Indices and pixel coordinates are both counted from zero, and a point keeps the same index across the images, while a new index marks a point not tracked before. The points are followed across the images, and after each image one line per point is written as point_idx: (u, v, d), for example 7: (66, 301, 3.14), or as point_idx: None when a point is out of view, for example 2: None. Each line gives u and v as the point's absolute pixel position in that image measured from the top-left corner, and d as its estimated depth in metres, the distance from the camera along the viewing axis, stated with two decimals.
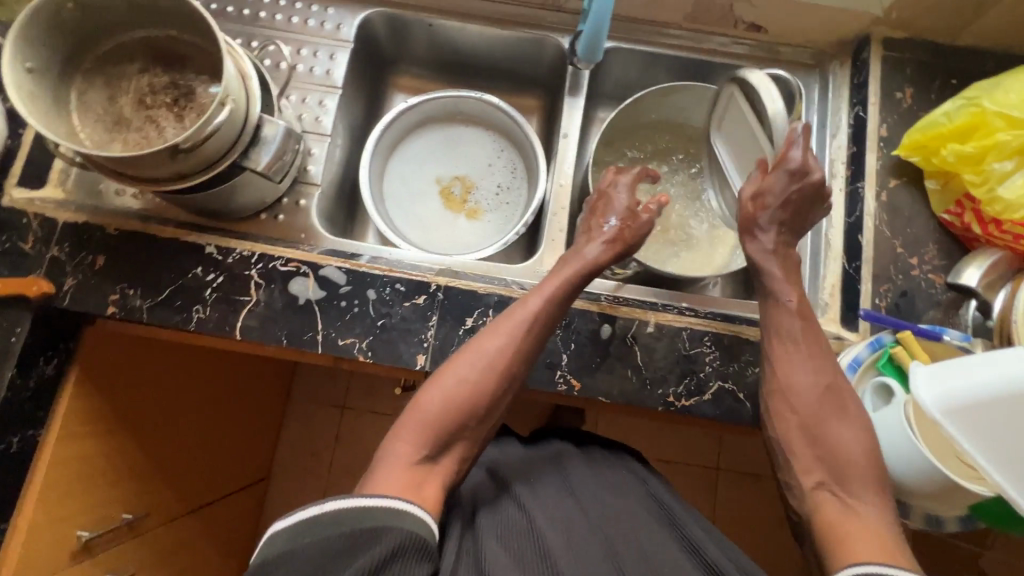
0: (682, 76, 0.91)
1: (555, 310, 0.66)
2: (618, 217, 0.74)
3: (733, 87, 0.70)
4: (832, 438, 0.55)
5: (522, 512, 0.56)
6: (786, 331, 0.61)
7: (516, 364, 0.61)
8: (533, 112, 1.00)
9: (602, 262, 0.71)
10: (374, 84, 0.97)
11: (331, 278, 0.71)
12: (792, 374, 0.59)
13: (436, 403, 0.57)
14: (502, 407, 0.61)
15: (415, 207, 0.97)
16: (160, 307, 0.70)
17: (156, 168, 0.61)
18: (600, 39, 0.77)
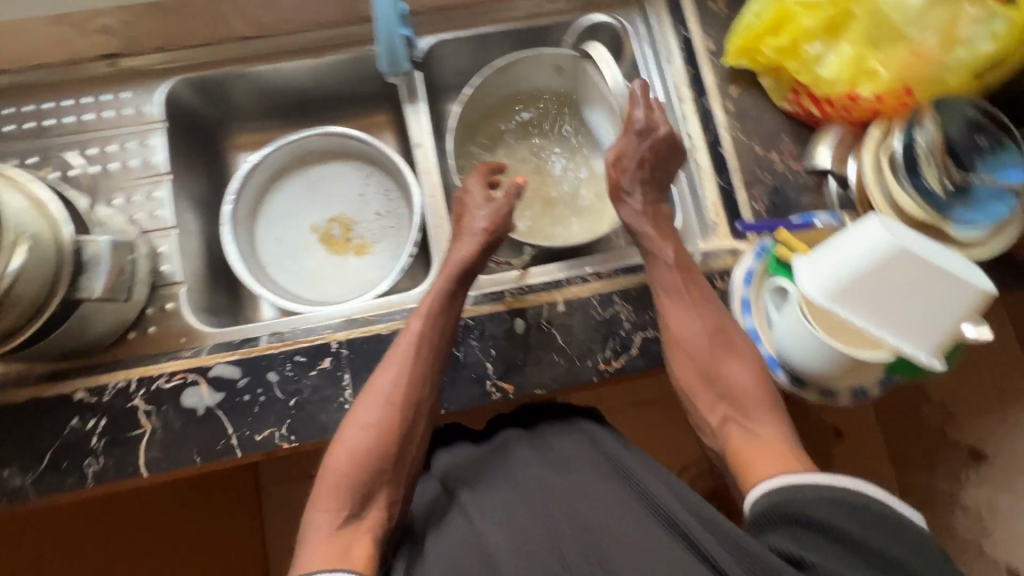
0: (516, 46, 0.89)
1: (440, 322, 0.67)
2: (485, 215, 0.74)
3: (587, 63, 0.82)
4: (728, 377, 0.61)
5: (468, 519, 0.55)
6: (673, 284, 0.65)
7: (414, 392, 0.63)
8: (386, 127, 0.96)
9: (477, 261, 0.71)
10: (209, 154, 0.90)
11: (225, 376, 0.67)
12: (687, 326, 0.63)
13: (343, 460, 0.59)
14: (420, 436, 0.63)
15: (300, 264, 0.92)
16: (46, 476, 0.63)
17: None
18: (400, 54, 0.77)
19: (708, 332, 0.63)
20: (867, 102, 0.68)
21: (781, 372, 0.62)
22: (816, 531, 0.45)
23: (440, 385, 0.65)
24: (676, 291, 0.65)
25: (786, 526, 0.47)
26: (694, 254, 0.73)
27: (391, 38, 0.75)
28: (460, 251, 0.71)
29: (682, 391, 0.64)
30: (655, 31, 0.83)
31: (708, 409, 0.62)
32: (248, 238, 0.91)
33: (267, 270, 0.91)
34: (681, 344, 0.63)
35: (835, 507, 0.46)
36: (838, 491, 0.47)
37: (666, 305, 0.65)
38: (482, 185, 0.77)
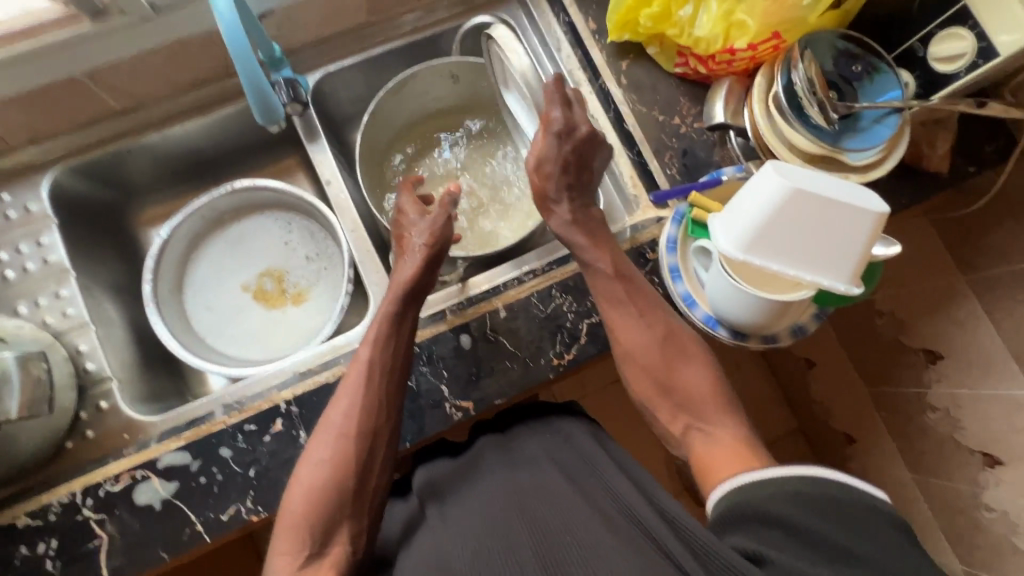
0: (408, 63, 0.88)
1: (389, 346, 0.65)
2: (423, 233, 0.72)
3: (487, 43, 0.77)
4: (682, 381, 0.62)
5: (440, 526, 0.57)
6: (616, 296, 0.65)
7: (368, 420, 0.61)
8: (297, 169, 0.94)
9: (422, 280, 0.70)
10: (118, 237, 0.86)
11: (175, 463, 0.64)
12: (634, 338, 0.63)
13: (300, 500, 0.58)
14: (380, 463, 0.62)
15: (238, 328, 0.89)
16: None
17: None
18: (272, 100, 0.64)
19: (655, 340, 0.63)
20: (744, 53, 0.69)
21: (721, 329, 0.63)
22: (776, 528, 0.44)
23: (400, 408, 0.64)
24: (621, 304, 0.64)
25: (748, 525, 0.46)
26: (622, 231, 0.74)
27: (257, 84, 0.61)
28: (403, 270, 0.70)
29: (642, 403, 0.64)
30: (539, 22, 0.84)
31: (663, 412, 0.62)
32: (179, 312, 0.87)
33: (206, 340, 0.88)
34: (632, 355, 0.63)
35: (796, 501, 0.45)
36: (799, 483, 0.47)
37: (611, 317, 0.64)
38: (415, 204, 0.76)
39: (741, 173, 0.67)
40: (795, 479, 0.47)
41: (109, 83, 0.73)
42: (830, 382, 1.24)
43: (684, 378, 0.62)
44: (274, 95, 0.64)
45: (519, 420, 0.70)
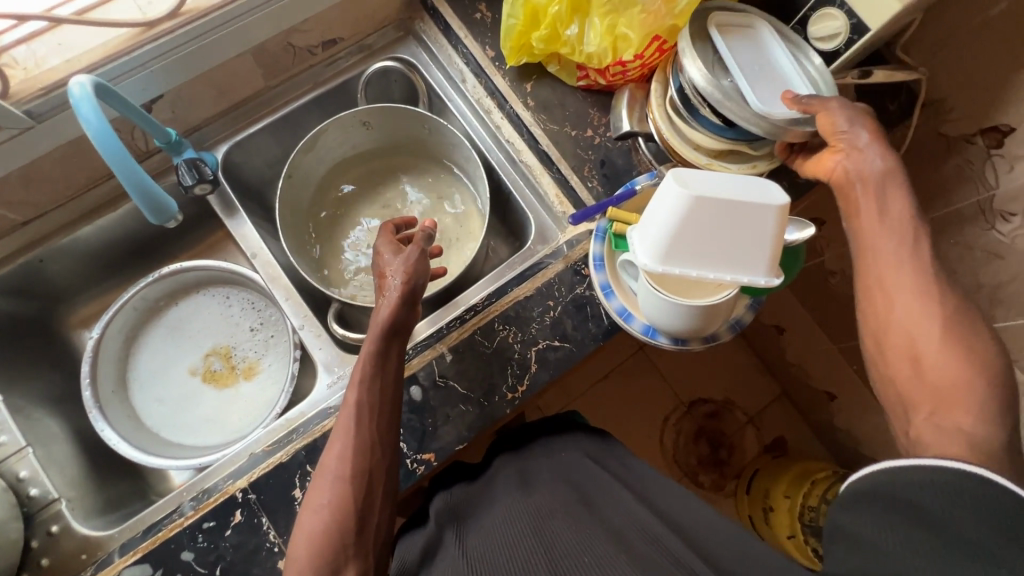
0: (318, 118, 0.87)
1: (376, 386, 0.61)
2: (399, 271, 0.65)
3: (716, 22, 0.64)
4: (941, 364, 0.47)
5: (458, 551, 0.58)
6: (901, 251, 0.52)
7: (362, 458, 0.58)
8: (226, 241, 0.92)
9: (403, 323, 0.65)
10: (48, 348, 0.83)
11: None
12: (898, 313, 0.50)
13: (304, 547, 0.54)
14: (379, 502, 0.59)
15: (192, 414, 0.86)
16: None
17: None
18: (162, 198, 0.61)
19: (948, 318, 0.48)
20: (633, 64, 0.71)
21: (662, 337, 0.63)
22: (895, 511, 0.40)
23: (395, 444, 0.62)
24: (909, 255, 0.51)
25: (864, 504, 0.42)
26: (557, 250, 0.75)
27: (144, 185, 0.58)
28: (380, 309, 0.64)
29: (883, 381, 0.51)
30: (440, 56, 0.84)
31: (916, 405, 0.47)
32: (126, 412, 0.84)
33: (161, 435, 0.85)
34: (894, 329, 0.50)
35: (936, 493, 0.39)
36: (955, 477, 0.40)
37: (880, 270, 0.52)
38: (391, 243, 0.71)
39: (654, 180, 0.69)
40: (950, 471, 0.40)
41: (3, 197, 0.70)
42: (800, 347, 1.26)
43: (957, 361, 0.46)
44: (165, 192, 0.61)
45: (531, 440, 0.76)
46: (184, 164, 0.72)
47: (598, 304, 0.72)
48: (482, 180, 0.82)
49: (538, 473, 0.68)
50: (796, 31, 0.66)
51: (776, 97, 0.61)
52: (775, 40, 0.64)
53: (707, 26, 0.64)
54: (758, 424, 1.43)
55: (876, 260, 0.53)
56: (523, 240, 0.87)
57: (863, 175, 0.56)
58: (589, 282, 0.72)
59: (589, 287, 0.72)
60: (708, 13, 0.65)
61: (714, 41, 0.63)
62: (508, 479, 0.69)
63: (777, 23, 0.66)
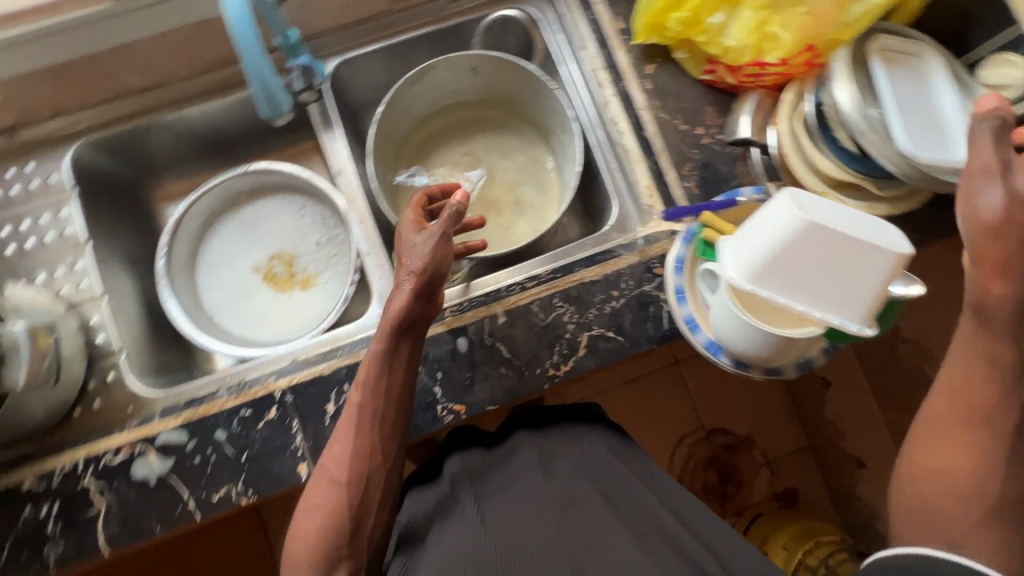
0: (428, 54, 0.86)
1: (380, 392, 0.61)
2: (421, 257, 0.62)
3: (878, 46, 0.61)
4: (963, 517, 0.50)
5: (476, 517, 0.61)
6: (977, 392, 0.52)
7: (360, 466, 0.60)
8: (314, 153, 0.94)
9: (417, 318, 0.62)
10: (135, 212, 0.88)
11: (172, 441, 0.66)
12: (940, 464, 0.52)
13: (301, 544, 0.59)
14: (377, 504, 0.61)
15: (247, 307, 0.90)
16: (8, 569, 0.63)
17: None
18: (280, 95, 0.64)
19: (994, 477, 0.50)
20: (774, 68, 0.67)
21: (724, 357, 0.60)
22: None
23: (396, 451, 0.62)
24: (985, 417, 0.51)
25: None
26: (633, 242, 0.73)
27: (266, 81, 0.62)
28: (393, 299, 0.62)
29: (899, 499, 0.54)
30: (566, 17, 0.82)
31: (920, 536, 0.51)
32: (190, 289, 0.89)
33: (214, 318, 0.89)
34: (941, 466, 0.52)
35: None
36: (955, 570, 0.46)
37: (949, 406, 0.53)
38: (415, 220, 0.67)
39: (759, 195, 0.65)
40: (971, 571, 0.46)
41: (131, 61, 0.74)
42: (843, 407, 1.20)
43: (975, 518, 0.49)
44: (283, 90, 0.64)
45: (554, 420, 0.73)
46: (297, 69, 0.73)
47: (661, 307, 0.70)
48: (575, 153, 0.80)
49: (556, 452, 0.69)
50: (966, 72, 0.62)
51: (929, 135, 0.57)
52: (942, 78, 0.60)
53: (868, 48, 0.61)
54: (774, 470, 1.38)
55: (953, 393, 0.53)
56: (599, 223, 0.85)
57: (978, 305, 0.52)
58: (659, 282, 0.70)
59: (657, 287, 0.70)
60: (872, 36, 0.62)
61: (871, 64, 0.60)
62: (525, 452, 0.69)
63: (951, 60, 0.61)
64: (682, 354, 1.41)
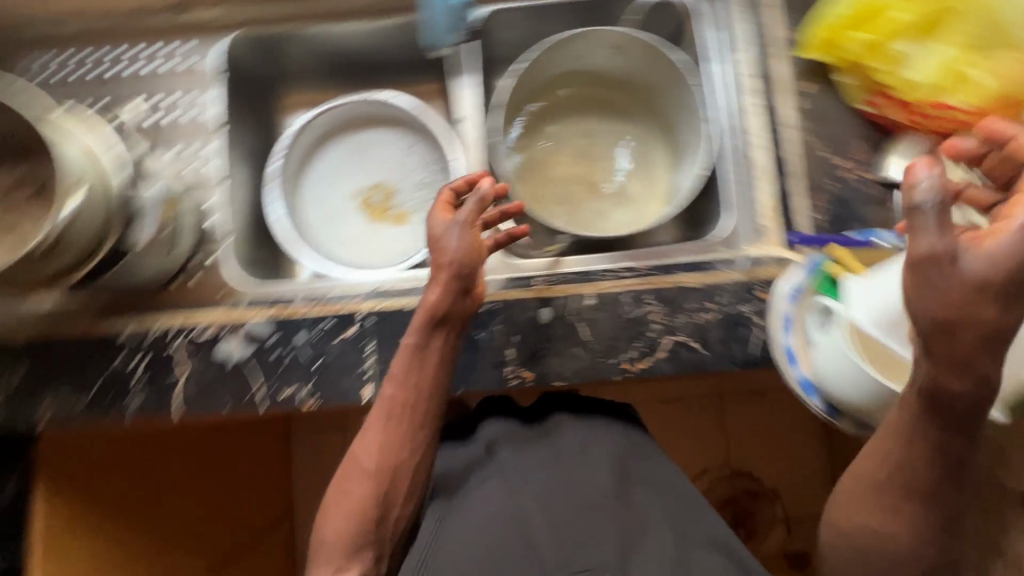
0: (574, 23, 0.85)
1: (415, 384, 0.62)
2: (461, 253, 0.63)
3: None
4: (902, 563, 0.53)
5: (509, 482, 0.65)
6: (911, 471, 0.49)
7: (389, 457, 0.61)
8: (435, 96, 0.95)
9: (451, 314, 0.63)
10: (263, 112, 0.92)
11: (257, 332, 0.69)
12: (864, 517, 0.53)
13: (330, 530, 0.60)
14: (403, 498, 0.62)
15: (340, 228, 0.93)
16: (93, 405, 0.68)
17: (55, 257, 0.59)
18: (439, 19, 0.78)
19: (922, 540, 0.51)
20: (959, 112, 0.65)
21: (816, 398, 0.60)
22: None
23: (428, 445, 0.63)
24: (924, 489, 0.50)
25: None
26: (738, 259, 0.70)
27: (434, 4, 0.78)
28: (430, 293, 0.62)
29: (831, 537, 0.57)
30: (727, 12, 0.78)
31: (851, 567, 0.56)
32: (293, 198, 0.92)
33: (307, 230, 0.92)
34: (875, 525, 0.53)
35: None
36: None
37: (883, 476, 0.51)
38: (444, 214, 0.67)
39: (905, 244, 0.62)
40: None
41: None
42: None
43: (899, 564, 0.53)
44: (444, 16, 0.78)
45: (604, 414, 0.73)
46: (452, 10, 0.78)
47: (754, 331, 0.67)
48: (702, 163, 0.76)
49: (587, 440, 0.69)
50: None
51: None
52: None
53: None
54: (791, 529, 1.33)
55: (893, 469, 0.50)
56: (700, 233, 0.82)
57: (927, 393, 0.46)
58: (758, 307, 0.68)
59: (755, 310, 0.68)
60: None
61: None
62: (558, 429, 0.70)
63: None
64: (727, 388, 1.37)
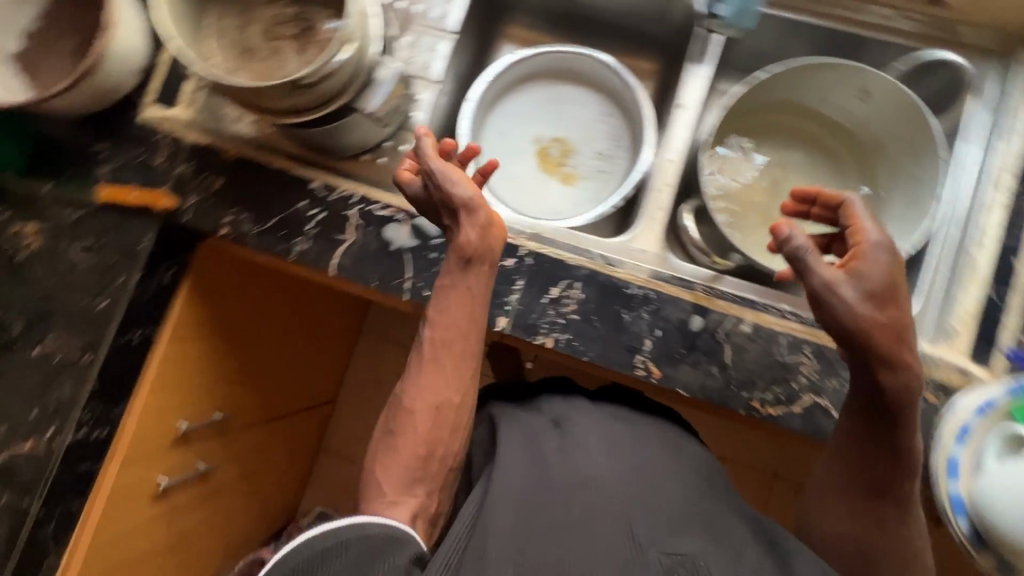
0: (826, 53, 0.82)
1: (457, 319, 0.63)
2: (467, 192, 0.63)
3: None
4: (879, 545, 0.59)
5: (576, 442, 0.64)
6: (863, 449, 0.59)
7: (433, 392, 0.62)
8: (648, 76, 0.94)
9: (484, 253, 0.64)
10: (487, 33, 0.94)
11: (425, 230, 0.72)
12: (841, 521, 0.61)
13: (387, 463, 0.61)
14: (450, 436, 0.62)
15: (510, 166, 0.94)
16: (265, 234, 0.74)
17: (277, 99, 0.64)
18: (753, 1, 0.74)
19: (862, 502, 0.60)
20: None
21: (962, 520, 0.60)
22: None
23: (473, 384, 0.64)
24: (872, 487, 0.59)
25: None
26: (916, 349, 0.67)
27: None
28: (466, 233, 0.63)
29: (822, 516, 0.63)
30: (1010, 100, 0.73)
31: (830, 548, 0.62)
32: (480, 122, 0.94)
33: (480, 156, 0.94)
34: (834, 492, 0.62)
35: None
36: None
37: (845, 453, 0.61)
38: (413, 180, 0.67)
39: None
40: None
41: None
42: None
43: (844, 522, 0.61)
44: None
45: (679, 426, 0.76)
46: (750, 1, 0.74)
47: None
48: (903, 246, 0.73)
49: (642, 430, 0.69)
50: None
51: None
52: None
53: None
54: None
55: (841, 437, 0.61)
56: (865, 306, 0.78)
57: (869, 393, 0.57)
58: None
59: None
60: None
61: None
62: (613, 410, 0.72)
63: None
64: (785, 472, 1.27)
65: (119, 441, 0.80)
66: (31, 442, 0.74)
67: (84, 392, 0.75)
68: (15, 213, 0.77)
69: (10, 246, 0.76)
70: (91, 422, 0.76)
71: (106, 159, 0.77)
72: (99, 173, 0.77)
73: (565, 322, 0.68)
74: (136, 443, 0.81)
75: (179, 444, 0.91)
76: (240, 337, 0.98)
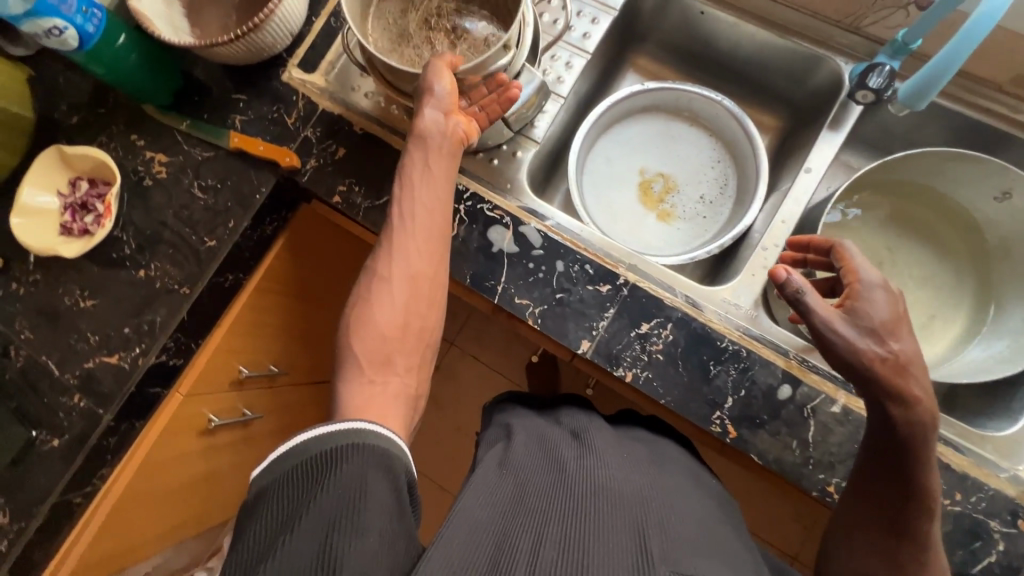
0: (966, 144, 0.79)
1: (433, 196, 0.65)
2: (439, 87, 0.63)
3: None
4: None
5: (590, 449, 0.63)
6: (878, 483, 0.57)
7: (410, 262, 0.63)
8: (768, 131, 0.92)
9: (450, 134, 0.66)
10: (616, 58, 0.94)
11: (528, 238, 0.72)
12: (854, 559, 0.58)
13: (370, 334, 0.60)
14: (429, 312, 0.63)
15: (610, 191, 0.94)
16: (375, 210, 0.76)
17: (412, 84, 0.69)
18: (932, 89, 0.69)
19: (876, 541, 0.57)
20: None
21: None
22: None
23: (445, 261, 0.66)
24: (887, 523, 0.57)
25: None
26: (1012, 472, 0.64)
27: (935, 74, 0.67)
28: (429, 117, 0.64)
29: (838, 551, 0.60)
30: None
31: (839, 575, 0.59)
32: (591, 143, 0.93)
33: (583, 175, 0.94)
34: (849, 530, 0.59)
35: None
36: None
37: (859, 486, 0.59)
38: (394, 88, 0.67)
39: None
40: None
41: None
42: None
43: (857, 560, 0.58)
44: (940, 85, 0.68)
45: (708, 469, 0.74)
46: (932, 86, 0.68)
47: (987, 548, 0.61)
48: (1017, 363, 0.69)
49: (662, 454, 0.69)
50: None
51: None
52: None
53: None
54: None
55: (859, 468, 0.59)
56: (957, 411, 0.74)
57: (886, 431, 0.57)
58: (1010, 532, 0.61)
59: (1003, 532, 0.61)
60: None
61: None
62: (633, 433, 0.72)
63: None
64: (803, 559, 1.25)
65: (190, 371, 0.83)
66: (117, 356, 0.77)
67: (174, 319, 0.78)
68: (150, 142, 0.82)
69: (140, 171, 0.81)
70: (172, 350, 0.79)
71: (243, 109, 0.81)
72: (233, 121, 0.81)
73: (648, 359, 0.67)
74: (205, 376, 0.84)
75: (234, 387, 0.93)
76: (309, 296, 1.01)
